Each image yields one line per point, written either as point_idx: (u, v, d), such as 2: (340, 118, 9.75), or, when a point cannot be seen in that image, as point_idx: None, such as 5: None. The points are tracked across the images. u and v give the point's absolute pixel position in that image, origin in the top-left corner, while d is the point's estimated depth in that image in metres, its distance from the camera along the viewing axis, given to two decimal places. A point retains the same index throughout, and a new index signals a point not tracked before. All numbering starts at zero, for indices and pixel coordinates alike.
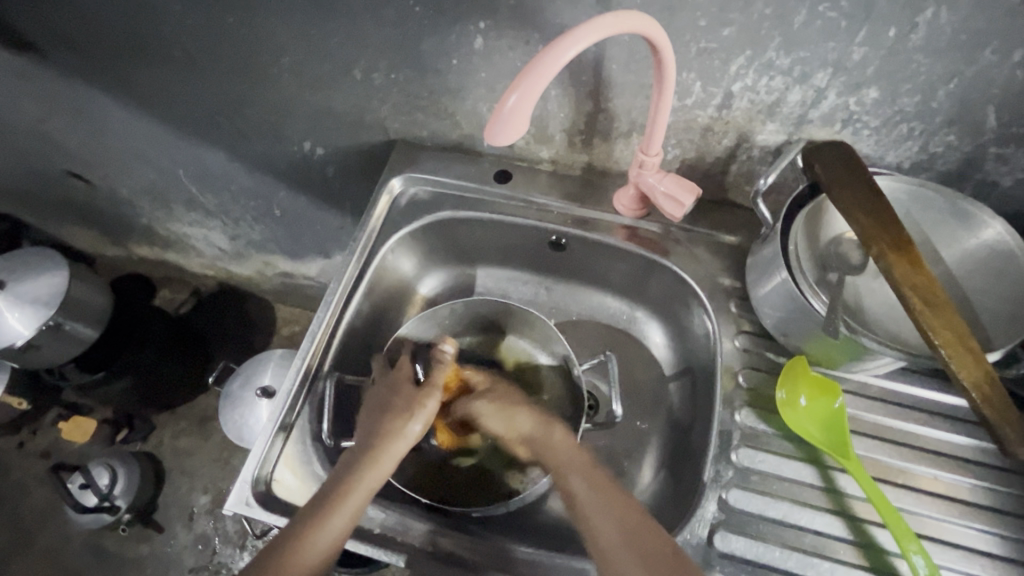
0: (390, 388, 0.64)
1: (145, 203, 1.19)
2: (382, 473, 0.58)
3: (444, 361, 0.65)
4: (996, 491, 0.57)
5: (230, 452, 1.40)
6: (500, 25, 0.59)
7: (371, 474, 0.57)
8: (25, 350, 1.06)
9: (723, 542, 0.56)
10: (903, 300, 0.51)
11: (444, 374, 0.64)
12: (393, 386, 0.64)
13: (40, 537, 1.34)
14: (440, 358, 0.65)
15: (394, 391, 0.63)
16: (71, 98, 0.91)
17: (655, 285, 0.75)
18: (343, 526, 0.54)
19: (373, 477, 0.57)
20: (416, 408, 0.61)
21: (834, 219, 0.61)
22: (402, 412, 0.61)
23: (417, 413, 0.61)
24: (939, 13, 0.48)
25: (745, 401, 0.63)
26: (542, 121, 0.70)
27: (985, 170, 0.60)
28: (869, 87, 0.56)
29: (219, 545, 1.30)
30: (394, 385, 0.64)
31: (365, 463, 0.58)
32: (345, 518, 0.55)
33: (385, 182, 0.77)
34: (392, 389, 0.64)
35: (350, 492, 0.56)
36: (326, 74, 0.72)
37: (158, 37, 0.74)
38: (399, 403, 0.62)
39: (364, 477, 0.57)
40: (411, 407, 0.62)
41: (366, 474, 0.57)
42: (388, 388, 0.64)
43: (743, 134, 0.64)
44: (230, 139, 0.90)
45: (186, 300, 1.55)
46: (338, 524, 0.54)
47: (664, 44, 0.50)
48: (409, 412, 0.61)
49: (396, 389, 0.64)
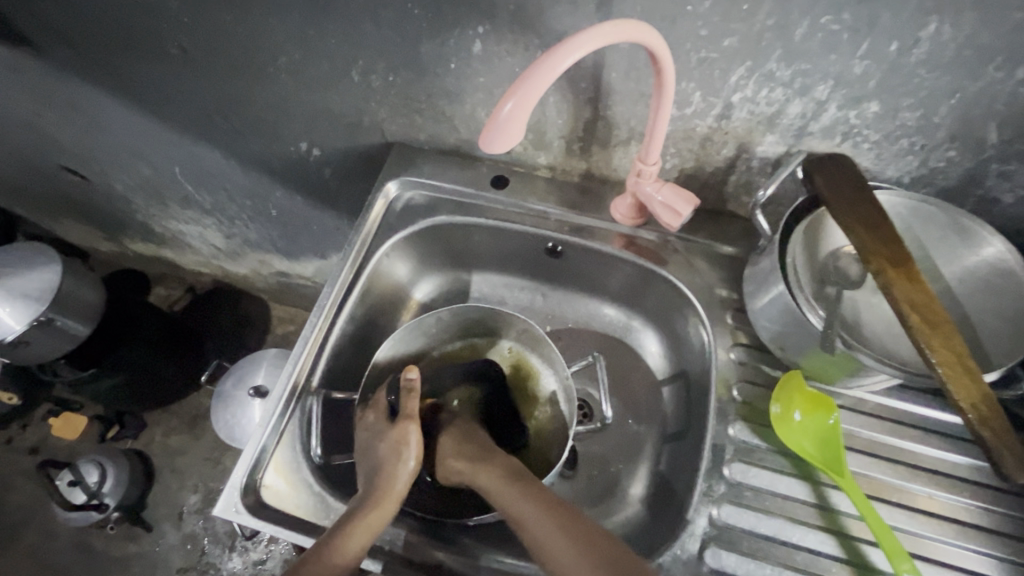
0: (374, 431, 0.62)
1: (141, 199, 1.18)
2: (383, 514, 0.55)
3: (411, 388, 0.62)
4: (992, 511, 0.57)
5: (221, 451, 1.39)
6: (500, 30, 0.59)
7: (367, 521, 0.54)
8: (15, 346, 1.05)
9: (714, 558, 0.55)
10: (901, 317, 0.50)
11: (415, 401, 0.62)
12: (375, 426, 0.62)
13: (27, 533, 1.33)
14: (407, 384, 0.62)
15: (377, 432, 0.62)
16: (67, 94, 0.90)
17: (653, 294, 0.74)
18: (351, 566, 0.52)
19: (374, 516, 0.55)
20: (401, 442, 0.59)
21: (833, 233, 0.60)
22: (391, 452, 0.59)
23: (406, 448, 0.59)
24: (942, 28, 0.48)
25: (739, 414, 0.62)
26: (541, 127, 0.69)
27: (986, 185, 0.60)
28: (870, 101, 0.55)
29: (208, 545, 1.29)
30: (377, 428, 0.62)
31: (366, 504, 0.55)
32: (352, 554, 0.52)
33: (381, 185, 0.76)
34: (376, 430, 0.62)
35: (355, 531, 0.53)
36: (324, 75, 0.71)
37: (155, 33, 0.73)
38: (384, 443, 0.61)
39: (365, 518, 0.54)
40: (397, 444, 0.60)
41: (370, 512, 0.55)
42: (373, 430, 0.62)
43: (743, 145, 0.63)
44: (227, 138, 0.90)
45: (180, 297, 1.54)
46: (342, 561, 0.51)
47: (664, 55, 0.50)
48: (398, 448, 0.59)
49: (378, 430, 0.62)
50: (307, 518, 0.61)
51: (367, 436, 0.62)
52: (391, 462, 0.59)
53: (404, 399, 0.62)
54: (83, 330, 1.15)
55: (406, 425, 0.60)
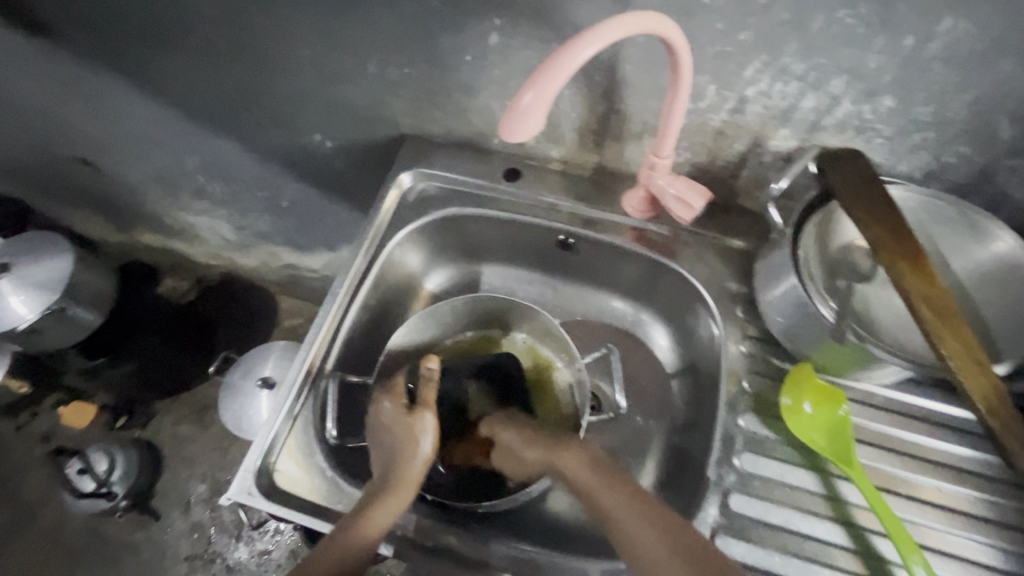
0: (386, 417, 0.62)
1: (153, 190, 1.19)
2: (396, 502, 0.56)
3: (430, 378, 0.61)
4: (999, 504, 0.57)
5: (229, 441, 1.40)
6: (517, 22, 0.59)
7: (385, 505, 0.56)
8: (29, 334, 1.06)
9: (723, 546, 0.56)
10: (913, 310, 0.51)
11: (433, 391, 0.61)
12: (390, 410, 0.62)
13: (36, 520, 1.34)
14: (428, 374, 0.61)
15: (392, 417, 0.62)
16: (84, 83, 0.91)
17: (663, 288, 0.75)
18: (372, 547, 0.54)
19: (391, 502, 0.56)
20: (416, 429, 0.60)
21: (844, 227, 0.61)
22: (405, 438, 0.60)
23: (421, 435, 0.60)
24: (958, 23, 0.48)
25: (749, 406, 0.63)
26: (555, 119, 0.70)
27: (998, 182, 0.60)
28: (884, 96, 0.55)
29: (215, 534, 1.31)
30: (392, 414, 0.62)
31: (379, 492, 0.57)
32: (369, 540, 0.54)
33: (395, 176, 0.77)
34: (390, 415, 0.62)
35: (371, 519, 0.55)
36: (341, 66, 0.72)
37: (174, 24, 0.74)
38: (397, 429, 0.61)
39: (381, 501, 0.56)
40: (411, 430, 0.60)
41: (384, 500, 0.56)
42: (386, 416, 0.62)
43: (756, 139, 0.64)
44: (241, 129, 0.90)
45: (190, 288, 1.53)
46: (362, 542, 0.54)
47: (681, 47, 0.50)
48: (412, 435, 0.60)
49: (393, 416, 0.62)
50: (321, 502, 0.62)
51: (381, 421, 0.62)
52: (407, 448, 0.59)
53: (421, 388, 0.61)
54: (95, 320, 1.16)
55: (422, 413, 0.60)
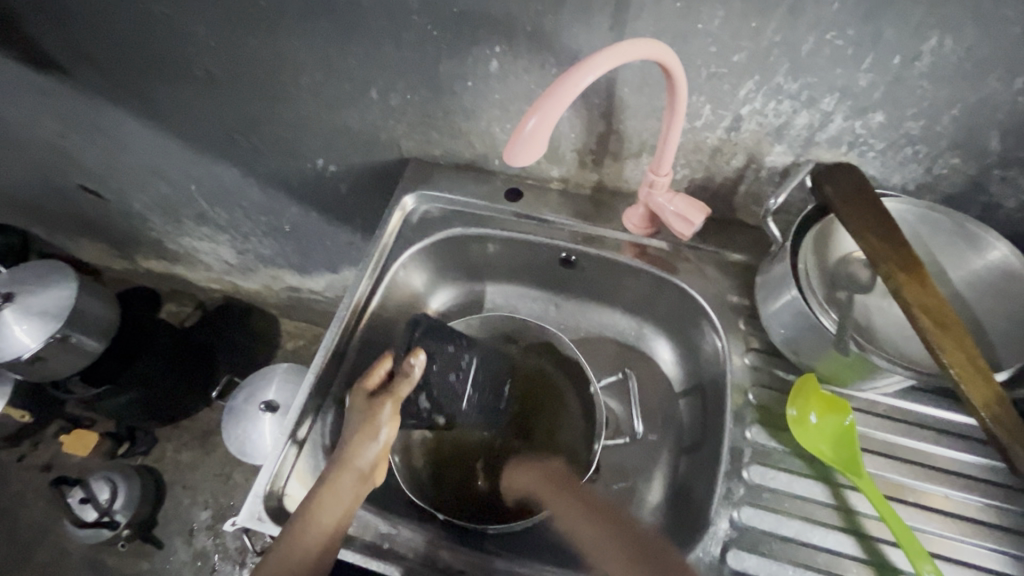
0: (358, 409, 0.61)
1: (156, 216, 1.20)
2: (345, 491, 0.58)
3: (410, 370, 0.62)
4: (1008, 510, 0.57)
5: (233, 465, 1.40)
6: (517, 49, 0.61)
7: (333, 500, 0.57)
8: (32, 363, 1.06)
9: (736, 560, 0.56)
10: (913, 321, 0.51)
11: (407, 385, 0.62)
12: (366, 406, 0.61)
13: (38, 551, 1.33)
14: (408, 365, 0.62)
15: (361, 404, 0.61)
16: (91, 115, 0.92)
17: (665, 303, 0.76)
18: (328, 535, 0.56)
19: (340, 494, 0.58)
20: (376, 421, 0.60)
21: (842, 239, 0.62)
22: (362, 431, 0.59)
23: (374, 428, 0.60)
24: (943, 42, 0.50)
25: (756, 418, 0.63)
26: (555, 141, 0.71)
27: (990, 191, 0.61)
28: (875, 112, 0.57)
29: (219, 561, 1.29)
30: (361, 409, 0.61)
31: (326, 483, 0.58)
32: (323, 537, 0.56)
33: (398, 199, 0.78)
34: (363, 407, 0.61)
35: (319, 514, 0.56)
36: (344, 94, 0.74)
37: (181, 56, 0.76)
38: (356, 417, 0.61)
39: (332, 498, 0.57)
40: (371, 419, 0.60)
41: (329, 496, 0.57)
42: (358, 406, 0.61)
43: (752, 156, 0.65)
44: (245, 156, 0.92)
45: (191, 312, 1.56)
46: (318, 536, 0.56)
47: (677, 71, 0.52)
48: (370, 423, 0.60)
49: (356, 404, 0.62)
50: None
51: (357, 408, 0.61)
52: (360, 439, 0.59)
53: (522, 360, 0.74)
54: (99, 347, 1.16)
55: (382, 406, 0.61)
